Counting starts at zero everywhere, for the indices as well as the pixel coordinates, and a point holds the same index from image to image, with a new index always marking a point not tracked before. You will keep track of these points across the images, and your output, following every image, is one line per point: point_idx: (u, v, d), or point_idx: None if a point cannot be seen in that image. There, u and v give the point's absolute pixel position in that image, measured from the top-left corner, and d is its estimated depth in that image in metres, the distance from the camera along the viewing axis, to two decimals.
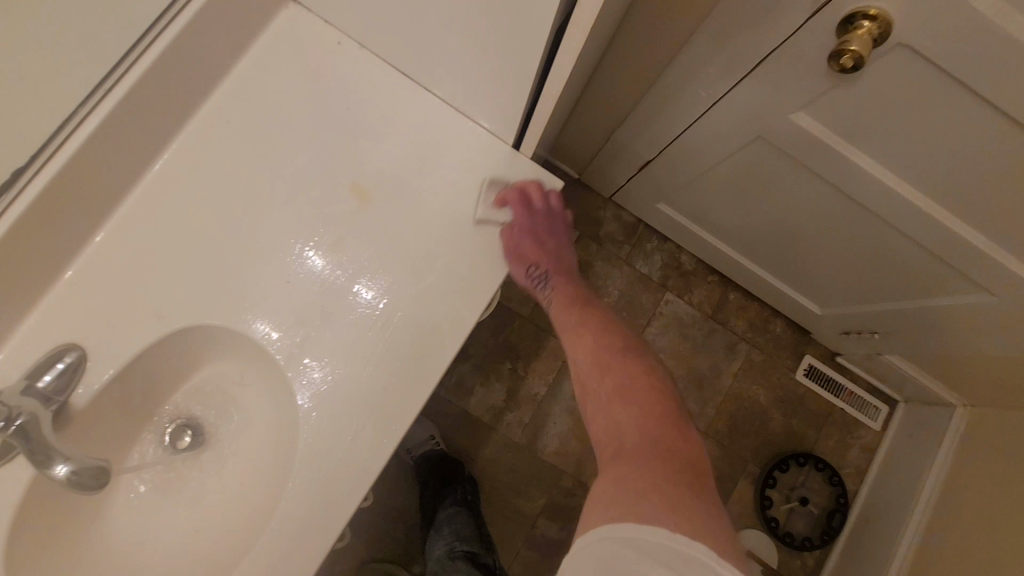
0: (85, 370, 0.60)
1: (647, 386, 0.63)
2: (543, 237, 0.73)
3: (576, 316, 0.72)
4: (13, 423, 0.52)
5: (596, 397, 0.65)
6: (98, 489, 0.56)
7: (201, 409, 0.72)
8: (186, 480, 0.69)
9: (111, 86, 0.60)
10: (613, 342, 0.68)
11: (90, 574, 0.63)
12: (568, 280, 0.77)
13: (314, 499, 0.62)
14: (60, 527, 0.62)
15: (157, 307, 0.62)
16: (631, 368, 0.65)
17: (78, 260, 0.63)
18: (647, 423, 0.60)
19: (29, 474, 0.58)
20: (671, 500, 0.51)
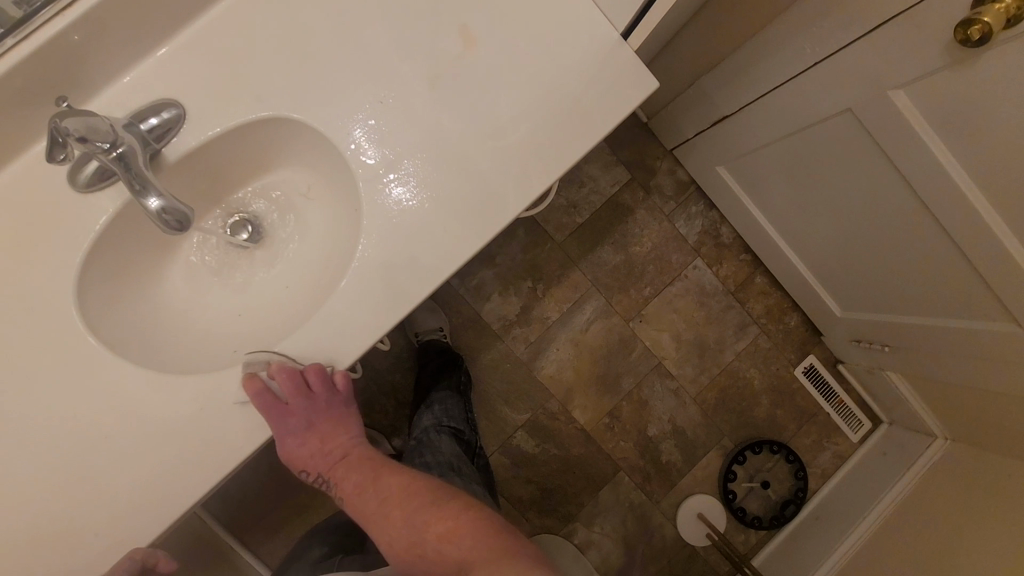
0: (177, 131, 0.63)
1: (416, 495, 0.65)
2: (305, 446, 0.67)
3: (337, 456, 0.69)
4: (116, 150, 0.56)
5: (383, 526, 0.64)
6: (180, 232, 0.59)
7: (265, 207, 0.76)
8: (238, 266, 0.74)
9: None
10: (397, 481, 0.67)
11: (144, 316, 0.69)
12: (344, 458, 0.70)
13: (357, 306, 0.67)
14: (126, 269, 0.68)
15: (256, 91, 0.65)
16: (399, 492, 0.66)
17: (195, 26, 0.65)
18: (425, 534, 0.61)
19: (114, 208, 0.62)
20: (493, 553, 0.54)
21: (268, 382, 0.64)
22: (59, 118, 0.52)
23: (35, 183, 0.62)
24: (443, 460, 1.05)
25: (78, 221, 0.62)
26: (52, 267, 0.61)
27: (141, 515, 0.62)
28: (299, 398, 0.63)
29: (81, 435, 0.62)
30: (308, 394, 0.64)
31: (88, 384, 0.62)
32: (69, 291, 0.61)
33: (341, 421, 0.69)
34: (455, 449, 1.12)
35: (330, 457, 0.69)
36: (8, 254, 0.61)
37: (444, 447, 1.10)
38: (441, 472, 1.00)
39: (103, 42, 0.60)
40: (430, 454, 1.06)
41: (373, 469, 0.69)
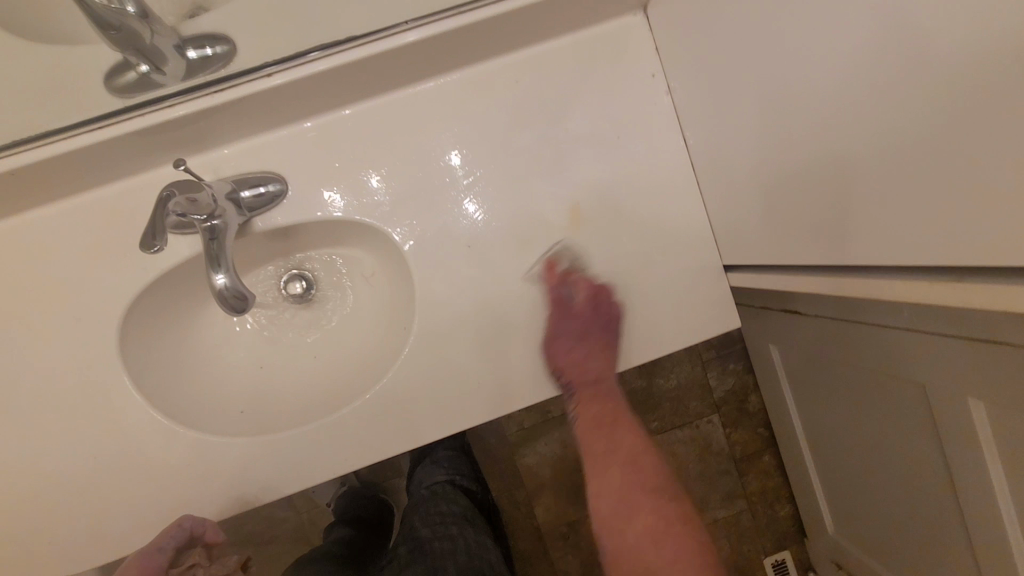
0: (277, 205, 0.64)
1: (648, 460, 0.73)
2: (604, 364, 0.69)
3: (592, 373, 0.69)
4: (211, 221, 0.58)
5: (635, 485, 0.72)
6: (235, 314, 0.57)
7: (322, 273, 0.76)
8: (279, 315, 0.75)
9: (460, 12, 0.59)
10: (632, 445, 0.74)
11: (171, 346, 0.70)
12: (596, 382, 0.71)
13: (361, 427, 0.65)
14: (174, 298, 0.69)
15: (356, 195, 0.65)
16: (627, 454, 0.73)
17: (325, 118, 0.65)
18: (632, 478, 0.71)
19: (188, 253, 0.64)
20: (653, 525, 0.69)
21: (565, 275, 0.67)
22: (169, 191, 0.54)
23: (122, 204, 0.63)
24: (459, 513, 1.02)
25: (147, 253, 0.63)
26: (107, 288, 0.62)
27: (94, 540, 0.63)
28: (584, 307, 0.67)
29: (70, 453, 0.63)
30: (597, 311, 0.67)
31: (95, 408, 0.63)
32: (113, 317, 0.63)
33: (603, 346, 0.68)
34: (469, 503, 1.09)
35: (586, 376, 0.69)
36: (76, 262, 0.62)
37: (459, 503, 1.06)
38: (456, 521, 0.99)
39: (231, 117, 0.60)
40: (445, 504, 1.03)
41: (610, 424, 0.74)
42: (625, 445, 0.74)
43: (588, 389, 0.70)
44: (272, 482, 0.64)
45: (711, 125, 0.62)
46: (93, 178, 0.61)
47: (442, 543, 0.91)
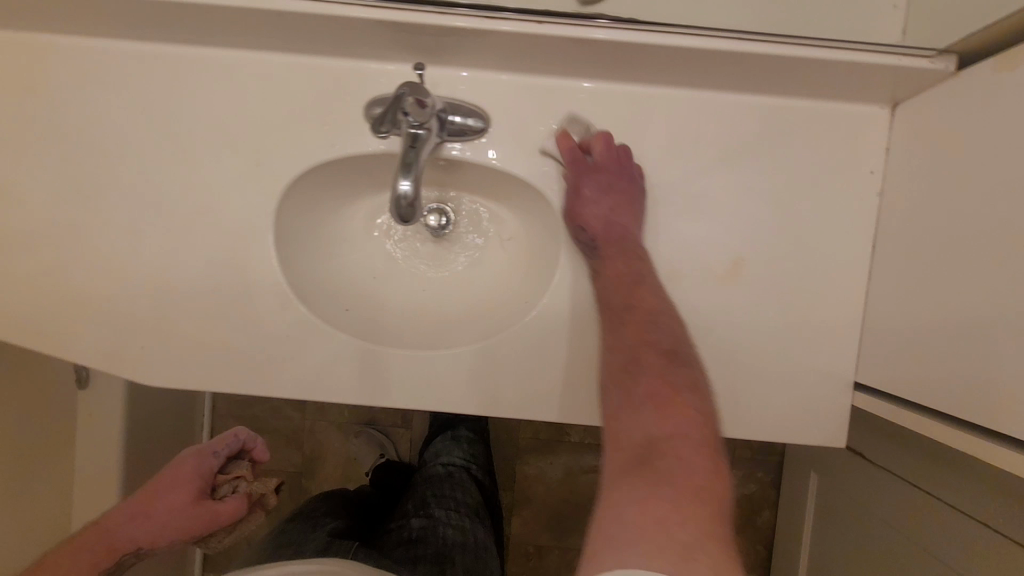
0: (471, 139, 0.65)
1: (686, 415, 0.51)
2: (607, 225, 0.63)
3: (627, 350, 0.57)
4: (417, 129, 0.59)
5: (621, 390, 0.55)
6: (401, 221, 0.59)
7: (464, 216, 0.77)
8: (409, 237, 0.77)
9: (707, 36, 0.57)
10: (686, 427, 0.50)
11: (312, 223, 0.72)
12: (626, 240, 0.63)
13: (450, 374, 0.66)
14: (333, 183, 0.72)
15: (544, 163, 0.66)
16: (673, 416, 0.50)
17: (532, 80, 0.65)
18: (674, 442, 0.48)
19: (371, 149, 0.66)
20: (679, 510, 0.43)
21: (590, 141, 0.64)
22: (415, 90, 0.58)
23: (330, 79, 0.64)
24: (468, 504, 1.09)
25: (337, 134, 0.65)
26: (289, 153, 0.66)
27: (178, 364, 0.66)
28: (605, 159, 0.63)
29: (193, 279, 0.66)
30: (619, 163, 0.63)
31: (230, 252, 0.65)
32: (282, 179, 0.66)
33: (630, 197, 0.63)
34: (478, 495, 1.14)
35: (613, 228, 0.63)
36: (272, 117, 0.65)
37: (468, 494, 1.12)
38: (465, 514, 1.06)
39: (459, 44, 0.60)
40: (458, 492, 1.11)
41: (611, 237, 0.63)
42: (671, 386, 0.53)
43: (607, 240, 0.63)
44: (353, 386, 0.66)
45: (917, 250, 0.59)
46: (320, 49, 0.62)
47: (453, 533, 0.99)
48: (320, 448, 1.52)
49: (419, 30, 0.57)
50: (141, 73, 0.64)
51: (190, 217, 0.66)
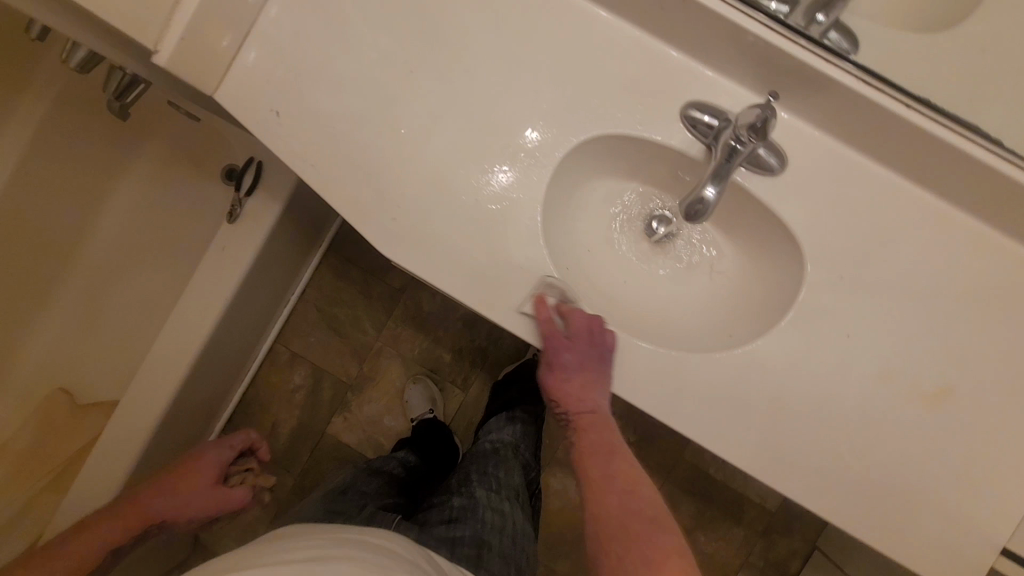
0: (760, 175, 0.68)
1: (637, 494, 0.71)
2: (594, 417, 0.74)
3: (604, 449, 0.74)
4: (737, 146, 0.62)
5: (605, 483, 0.72)
6: (690, 217, 0.62)
7: (683, 234, 0.81)
8: (627, 229, 0.82)
9: (971, 136, 0.66)
10: (635, 503, 0.70)
11: (568, 181, 0.76)
12: (594, 415, 0.74)
13: (643, 368, 0.68)
14: (603, 155, 0.75)
15: (813, 222, 0.68)
16: (614, 474, 0.73)
17: (831, 143, 0.69)
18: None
19: (668, 141, 0.68)
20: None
21: (575, 322, 0.68)
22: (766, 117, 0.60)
23: (663, 68, 0.68)
24: (513, 485, 1.09)
25: (646, 116, 0.68)
26: (597, 112, 0.69)
27: (408, 243, 0.69)
28: (580, 340, 0.67)
29: (462, 181, 0.70)
30: (588, 339, 0.67)
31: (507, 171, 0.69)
32: (579, 129, 0.69)
33: (602, 381, 0.68)
34: (521, 477, 1.14)
35: (580, 403, 0.73)
36: (598, 74, 0.69)
37: (514, 475, 1.12)
38: (508, 497, 1.04)
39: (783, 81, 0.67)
40: (505, 472, 1.11)
41: (591, 424, 0.75)
42: (614, 518, 0.69)
43: (580, 419, 0.75)
44: (553, 339, 0.68)
45: None
46: (679, 35, 0.67)
47: (494, 516, 0.95)
48: (375, 371, 1.55)
49: (766, 51, 0.65)
50: None
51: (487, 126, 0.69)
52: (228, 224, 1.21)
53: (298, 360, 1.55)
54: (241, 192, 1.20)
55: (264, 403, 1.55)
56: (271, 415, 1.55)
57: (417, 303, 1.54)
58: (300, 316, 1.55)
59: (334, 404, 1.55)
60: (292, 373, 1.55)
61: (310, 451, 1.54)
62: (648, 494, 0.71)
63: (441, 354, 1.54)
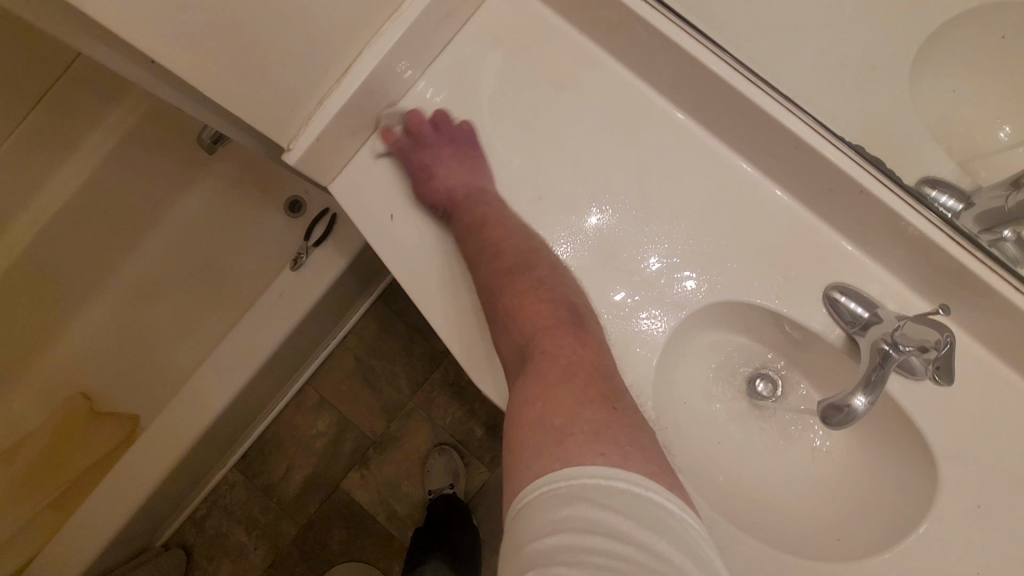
0: (904, 376, 0.62)
1: (556, 329, 0.54)
2: (468, 192, 0.65)
3: (518, 256, 0.60)
4: (890, 352, 0.55)
5: (506, 327, 0.58)
6: (832, 427, 0.57)
7: (792, 398, 0.73)
8: (730, 384, 0.74)
9: None
10: (556, 318, 0.55)
11: (681, 333, 0.69)
12: (479, 196, 0.65)
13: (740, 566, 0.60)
14: (722, 313, 0.69)
15: (951, 437, 0.61)
16: (541, 305, 0.56)
17: (977, 352, 0.62)
18: (547, 328, 0.54)
19: (805, 320, 0.62)
20: (586, 394, 0.47)
21: (414, 123, 0.66)
22: (907, 330, 0.55)
23: (810, 244, 0.63)
24: None
25: (783, 289, 0.63)
26: (730, 276, 0.63)
27: (384, 131, 0.67)
28: (442, 133, 0.65)
29: None
30: (437, 133, 0.66)
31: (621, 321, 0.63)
32: (708, 291, 0.63)
33: (462, 151, 0.65)
34: None
35: (455, 193, 0.65)
36: (739, 235, 0.63)
37: None
38: None
39: (949, 288, 0.59)
40: None
41: (470, 200, 0.64)
42: (502, 238, 0.61)
43: (457, 207, 0.64)
44: None
45: None
46: (837, 215, 0.62)
47: None
48: (401, 431, 1.48)
49: (941, 255, 0.57)
50: (658, 128, 0.65)
51: (607, 268, 0.63)
52: (289, 271, 1.13)
53: (325, 407, 1.50)
54: (310, 241, 1.14)
55: (282, 444, 1.49)
56: (287, 458, 1.49)
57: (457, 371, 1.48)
58: (335, 362, 1.50)
59: (353, 458, 1.48)
60: (316, 419, 1.49)
61: (319, 503, 1.47)
62: (575, 286, 0.60)
63: (472, 427, 1.47)
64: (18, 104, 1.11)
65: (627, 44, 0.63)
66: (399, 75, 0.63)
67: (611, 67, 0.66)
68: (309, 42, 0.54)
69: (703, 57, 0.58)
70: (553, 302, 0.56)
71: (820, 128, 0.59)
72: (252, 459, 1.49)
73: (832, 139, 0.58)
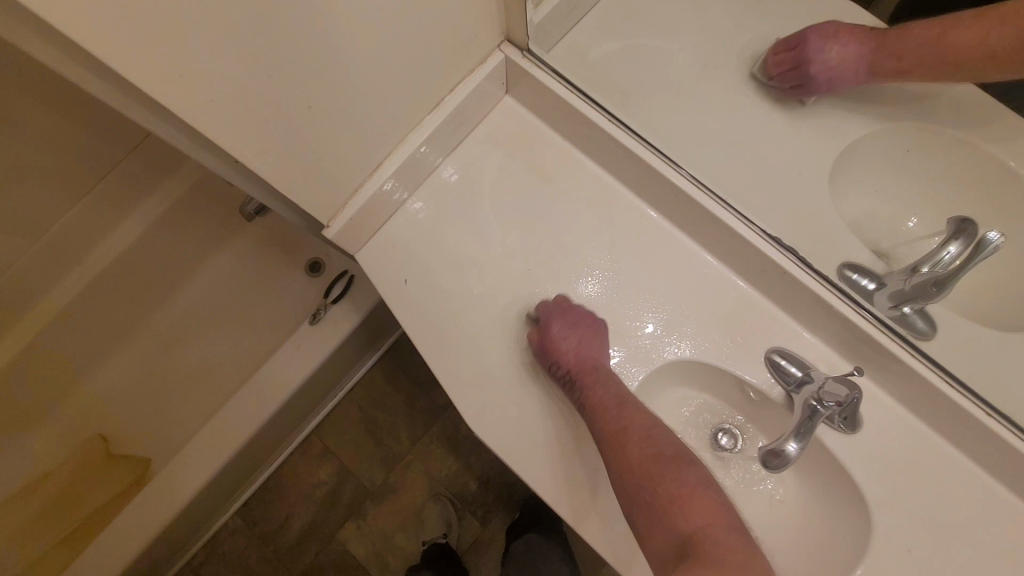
0: (835, 430, 0.72)
1: (718, 517, 0.60)
2: (593, 364, 0.71)
3: (658, 447, 0.65)
4: (815, 406, 0.66)
5: (647, 501, 0.62)
6: (771, 471, 0.68)
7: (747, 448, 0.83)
8: (694, 435, 0.83)
9: None
10: (705, 506, 0.61)
11: (650, 390, 0.80)
12: (607, 374, 0.71)
13: None
14: (684, 373, 0.80)
15: (876, 484, 0.70)
16: (700, 494, 0.62)
17: (896, 410, 0.73)
18: (711, 523, 0.59)
19: (749, 379, 0.74)
20: None
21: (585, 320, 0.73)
22: (828, 387, 0.66)
23: (752, 314, 0.76)
24: None
25: (731, 353, 0.74)
26: (687, 341, 0.75)
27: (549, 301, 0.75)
28: (573, 312, 0.73)
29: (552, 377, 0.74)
30: (567, 307, 0.74)
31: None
32: (668, 354, 0.74)
33: (592, 335, 0.73)
34: None
35: (581, 368, 0.71)
36: (694, 308, 0.76)
37: None
38: None
39: (866, 356, 0.71)
40: None
41: (602, 376, 0.71)
42: (644, 425, 0.67)
43: (584, 375, 0.71)
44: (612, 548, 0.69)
45: None
46: (773, 293, 0.75)
47: None
48: (399, 482, 1.54)
49: (853, 328, 0.69)
50: (627, 217, 0.79)
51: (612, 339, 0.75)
52: (308, 325, 1.26)
53: (327, 456, 1.57)
54: (329, 298, 1.28)
55: (283, 492, 1.55)
56: (287, 507, 1.54)
57: (454, 423, 1.57)
58: (340, 412, 1.59)
59: (350, 509, 1.53)
60: (318, 468, 1.56)
61: (315, 553, 1.51)
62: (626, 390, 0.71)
63: (466, 480, 1.53)
64: (88, 176, 1.26)
65: (598, 152, 0.79)
66: (414, 172, 0.79)
67: (589, 167, 0.82)
68: (356, 149, 0.69)
69: (658, 167, 0.74)
70: (718, 506, 0.61)
71: (770, 239, 0.72)
72: (253, 506, 1.55)
73: (774, 246, 0.72)
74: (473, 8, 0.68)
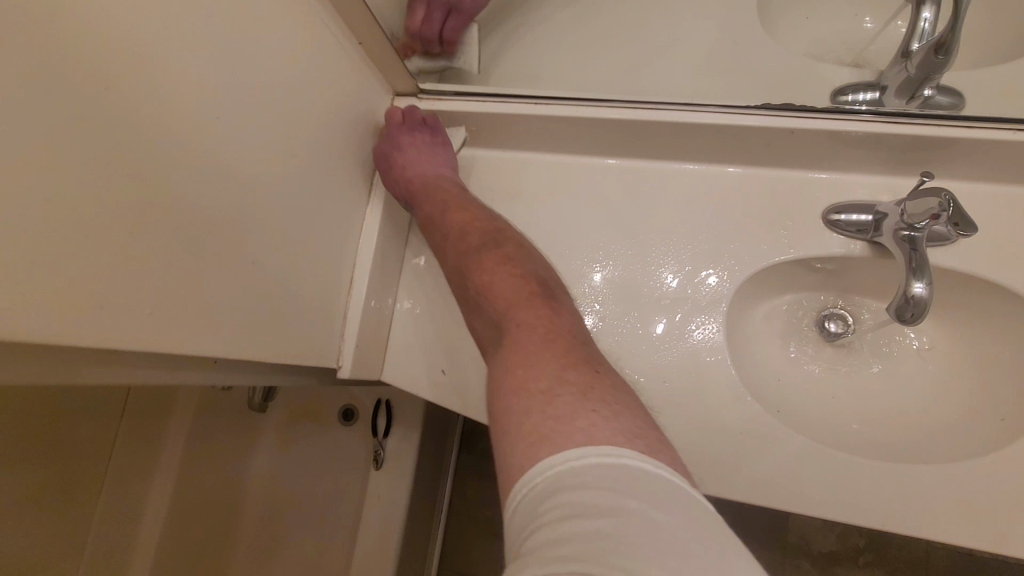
0: (937, 246, 0.64)
1: (547, 315, 0.51)
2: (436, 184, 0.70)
3: (479, 233, 0.63)
4: (909, 231, 0.60)
5: (462, 284, 0.61)
6: (916, 322, 0.58)
7: (858, 318, 0.75)
8: (804, 337, 0.75)
9: None
10: (518, 287, 0.54)
11: (739, 322, 0.72)
12: (445, 192, 0.70)
13: (919, 497, 0.58)
14: (761, 287, 0.73)
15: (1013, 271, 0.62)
16: (514, 286, 0.55)
17: (975, 187, 0.66)
18: (513, 304, 0.53)
19: (824, 251, 0.67)
20: (568, 369, 0.44)
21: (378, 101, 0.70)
22: (904, 204, 0.60)
23: (782, 191, 0.69)
24: None
25: (794, 236, 0.67)
26: (745, 253, 0.68)
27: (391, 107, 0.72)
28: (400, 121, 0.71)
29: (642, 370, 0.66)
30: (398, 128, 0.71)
31: (680, 345, 0.66)
32: (736, 276, 0.67)
33: (425, 156, 0.71)
34: None
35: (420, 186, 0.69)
36: (727, 218, 0.69)
37: None
38: None
39: (916, 159, 0.64)
40: None
41: (451, 196, 0.69)
42: (460, 225, 0.65)
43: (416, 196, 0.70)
44: (809, 496, 0.60)
45: None
46: (791, 157, 0.68)
47: None
48: None
49: (890, 140, 0.62)
50: (606, 179, 0.74)
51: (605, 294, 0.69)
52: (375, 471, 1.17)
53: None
54: (379, 434, 1.18)
55: None
56: None
57: None
58: (454, 532, 1.45)
59: None
60: None
61: None
62: (483, 213, 0.67)
63: None
64: (93, 461, 1.11)
65: (542, 140, 0.74)
66: (390, 258, 0.73)
67: (543, 158, 0.76)
68: (322, 277, 0.63)
69: (617, 113, 0.68)
70: (522, 276, 0.56)
71: (734, 108, 0.66)
72: None
73: (747, 112, 0.66)
74: (351, 80, 0.63)
